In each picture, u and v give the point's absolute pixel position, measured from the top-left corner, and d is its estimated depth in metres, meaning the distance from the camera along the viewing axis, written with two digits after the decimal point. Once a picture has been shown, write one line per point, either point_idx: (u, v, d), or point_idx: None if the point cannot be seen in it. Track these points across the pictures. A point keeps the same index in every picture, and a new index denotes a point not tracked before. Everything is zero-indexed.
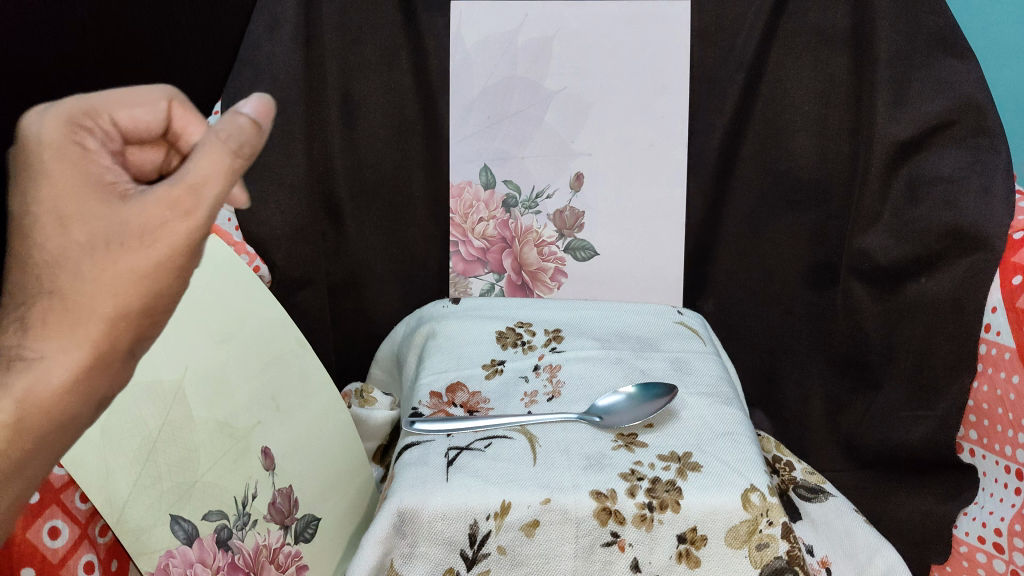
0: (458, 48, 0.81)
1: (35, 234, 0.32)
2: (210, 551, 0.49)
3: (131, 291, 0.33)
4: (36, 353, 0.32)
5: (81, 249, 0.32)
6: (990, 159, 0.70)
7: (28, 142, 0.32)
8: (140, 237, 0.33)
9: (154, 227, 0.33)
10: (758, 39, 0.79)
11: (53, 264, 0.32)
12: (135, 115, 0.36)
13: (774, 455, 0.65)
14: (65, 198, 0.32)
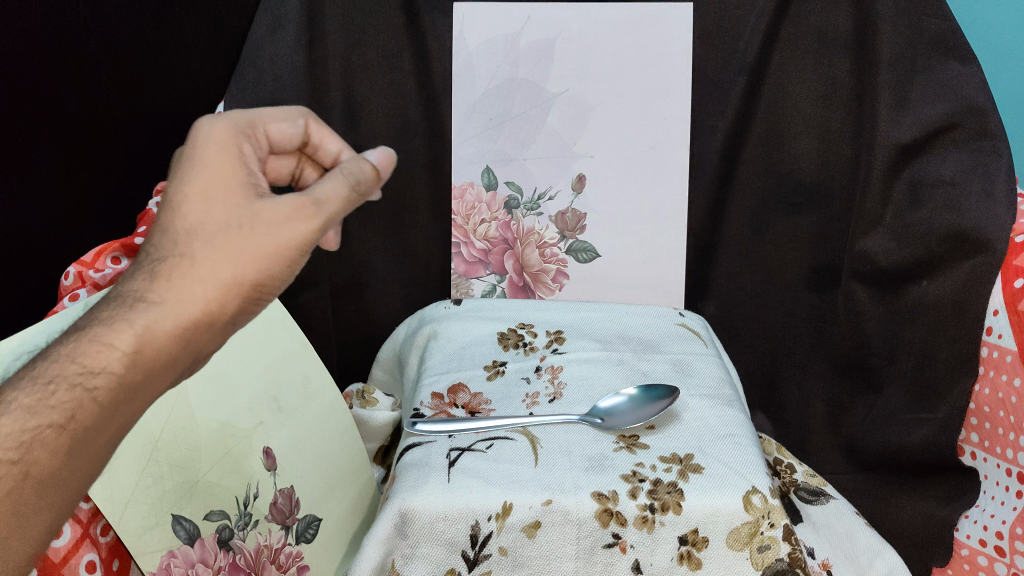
0: (461, 49, 0.81)
1: (182, 207, 0.35)
2: (211, 550, 0.49)
3: (250, 265, 0.35)
4: (156, 297, 0.33)
5: (218, 224, 0.35)
6: (991, 163, 0.69)
7: (199, 132, 0.37)
8: (269, 228, 0.35)
9: (281, 224, 0.36)
10: (761, 41, 0.80)
11: (190, 232, 0.34)
12: (282, 130, 0.41)
13: (776, 458, 0.66)
14: (216, 181, 0.35)
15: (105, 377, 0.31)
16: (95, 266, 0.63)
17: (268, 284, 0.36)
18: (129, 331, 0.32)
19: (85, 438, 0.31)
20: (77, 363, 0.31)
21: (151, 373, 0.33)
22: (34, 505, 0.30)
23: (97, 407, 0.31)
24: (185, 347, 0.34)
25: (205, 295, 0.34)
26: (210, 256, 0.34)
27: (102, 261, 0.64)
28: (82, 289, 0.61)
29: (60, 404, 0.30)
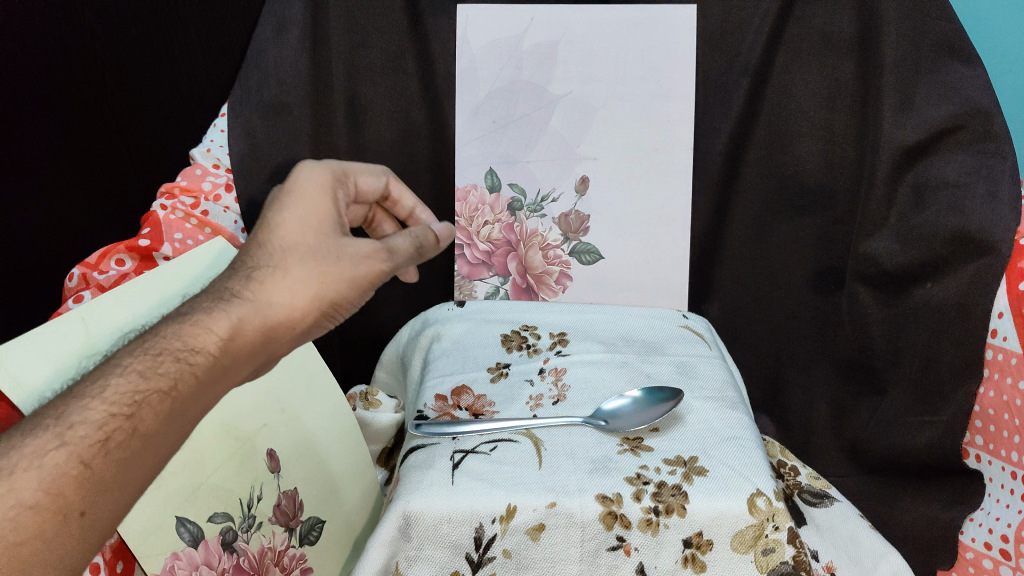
0: (465, 51, 0.81)
1: (280, 228, 0.43)
2: (215, 553, 0.49)
3: (328, 284, 0.43)
4: (250, 295, 0.40)
5: (309, 246, 0.43)
6: (996, 164, 0.69)
7: (303, 175, 0.46)
8: (350, 259, 0.44)
9: (361, 262, 0.44)
10: (764, 43, 0.80)
11: (286, 249, 0.42)
12: (367, 182, 0.53)
13: (780, 460, 0.65)
14: (312, 214, 0.44)
15: (205, 357, 0.38)
16: (99, 268, 0.66)
17: (341, 303, 0.44)
18: (228, 322, 0.39)
19: (185, 404, 0.37)
20: (185, 343, 0.37)
21: (240, 359, 0.40)
22: (137, 455, 0.34)
23: (196, 379, 0.37)
24: (267, 344, 0.41)
25: (294, 302, 0.42)
26: (301, 272, 0.42)
27: (107, 263, 0.66)
28: (86, 291, 0.64)
29: (165, 373, 0.36)
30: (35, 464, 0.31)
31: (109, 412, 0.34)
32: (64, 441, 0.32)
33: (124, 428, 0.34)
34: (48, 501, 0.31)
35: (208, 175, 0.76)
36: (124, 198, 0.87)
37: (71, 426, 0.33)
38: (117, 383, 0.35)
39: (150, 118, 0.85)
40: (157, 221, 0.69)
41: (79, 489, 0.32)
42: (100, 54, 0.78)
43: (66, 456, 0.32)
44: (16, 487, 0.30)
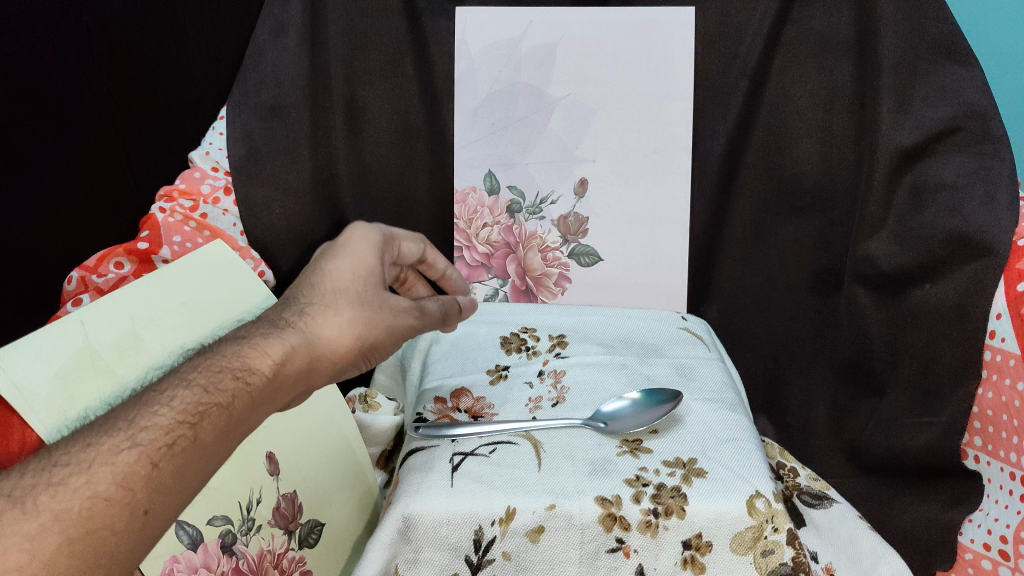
0: (464, 53, 0.82)
1: (333, 274, 0.49)
2: (214, 555, 0.49)
3: (370, 329, 0.49)
4: (300, 327, 0.45)
5: (357, 294, 0.49)
6: (993, 167, 0.70)
7: (355, 233, 0.53)
8: (391, 312, 0.51)
9: (396, 319, 0.51)
10: (763, 45, 0.80)
11: (336, 292, 0.48)
12: (408, 247, 0.58)
13: (779, 461, 0.65)
14: (361, 266, 0.51)
15: (259, 379, 0.41)
16: (98, 271, 0.68)
17: (377, 346, 0.50)
18: (281, 350, 0.43)
19: (238, 421, 0.40)
20: (243, 365, 0.41)
21: (285, 385, 0.43)
22: (194, 463, 0.37)
23: (249, 399, 0.40)
24: (308, 374, 0.45)
25: (341, 338, 0.47)
26: (349, 313, 0.48)
27: (105, 265, 0.68)
28: (84, 295, 0.66)
29: (225, 388, 0.40)
30: (107, 462, 0.34)
31: (175, 420, 0.37)
32: (135, 443, 0.35)
33: (185, 436, 0.37)
34: (120, 494, 0.33)
35: (207, 178, 0.76)
36: (124, 199, 0.87)
37: (141, 431, 0.35)
38: (183, 395, 0.38)
39: (147, 120, 0.84)
40: (156, 224, 0.70)
41: (145, 487, 0.34)
42: (96, 54, 0.79)
43: (135, 457, 0.34)
44: (92, 480, 0.33)
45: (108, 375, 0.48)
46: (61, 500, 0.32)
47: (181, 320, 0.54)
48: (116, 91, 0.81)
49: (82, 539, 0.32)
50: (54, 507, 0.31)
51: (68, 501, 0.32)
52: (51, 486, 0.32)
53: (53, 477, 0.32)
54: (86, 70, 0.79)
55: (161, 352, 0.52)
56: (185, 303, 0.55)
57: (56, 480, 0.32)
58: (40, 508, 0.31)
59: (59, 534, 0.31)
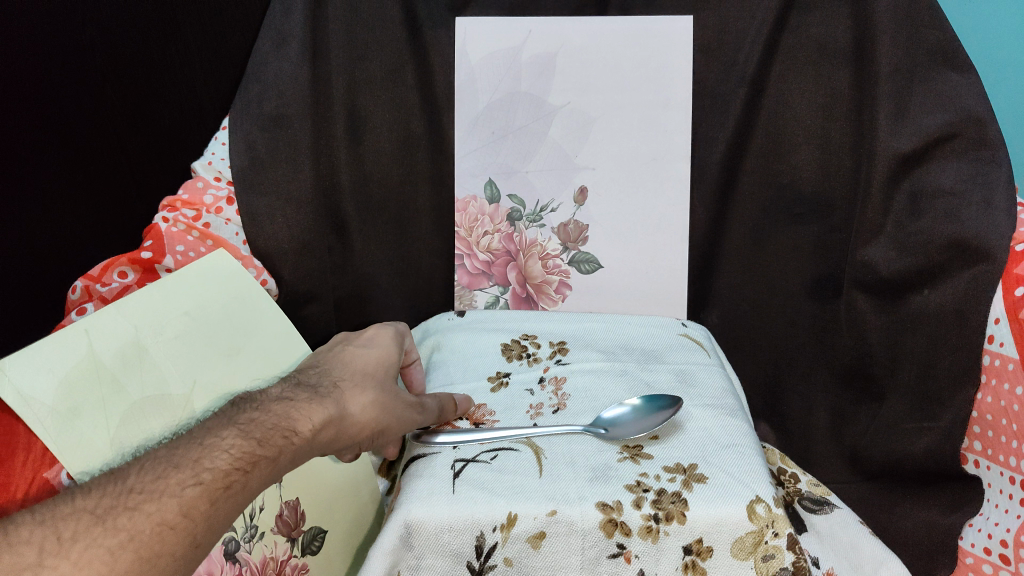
0: (464, 63, 0.83)
1: (362, 361, 0.54)
2: (218, 562, 0.51)
3: (386, 418, 0.52)
4: (337, 401, 0.49)
5: (379, 383, 0.53)
6: (990, 172, 0.70)
7: (380, 332, 0.58)
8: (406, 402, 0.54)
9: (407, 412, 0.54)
10: (760, 53, 0.80)
11: (364, 378, 0.53)
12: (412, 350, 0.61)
13: (780, 467, 0.65)
14: (383, 358, 0.56)
15: (301, 440, 0.45)
16: (102, 280, 0.69)
17: (387, 433, 0.53)
18: (323, 416, 0.47)
19: (275, 478, 0.44)
20: (291, 425, 0.45)
21: (315, 452, 0.47)
22: (238, 507, 0.41)
23: (289, 457, 0.44)
24: (329, 448, 0.48)
25: (365, 417, 0.50)
26: (376, 397, 0.52)
27: (109, 275, 0.69)
28: (89, 304, 0.67)
29: (273, 444, 0.43)
30: (175, 494, 0.38)
31: (231, 465, 0.41)
32: (198, 480, 0.39)
33: (237, 481, 0.41)
34: (182, 524, 0.38)
35: (210, 187, 0.77)
36: (124, 204, 0.88)
37: (205, 471, 0.40)
38: (241, 444, 0.42)
39: (151, 130, 0.86)
40: (160, 234, 0.71)
41: (201, 521, 0.39)
42: (97, 65, 0.80)
43: (198, 493, 0.39)
44: (160, 509, 0.37)
45: (110, 382, 0.49)
46: (135, 524, 0.37)
47: (184, 328, 0.55)
48: (117, 101, 0.83)
49: (148, 561, 0.36)
50: (129, 527, 0.36)
51: (141, 525, 0.37)
52: (127, 509, 0.37)
53: (130, 501, 0.37)
54: (87, 82, 0.80)
55: (162, 359, 0.52)
56: (188, 312, 0.56)
57: (131, 504, 0.37)
58: (118, 527, 0.36)
59: (131, 553, 0.36)
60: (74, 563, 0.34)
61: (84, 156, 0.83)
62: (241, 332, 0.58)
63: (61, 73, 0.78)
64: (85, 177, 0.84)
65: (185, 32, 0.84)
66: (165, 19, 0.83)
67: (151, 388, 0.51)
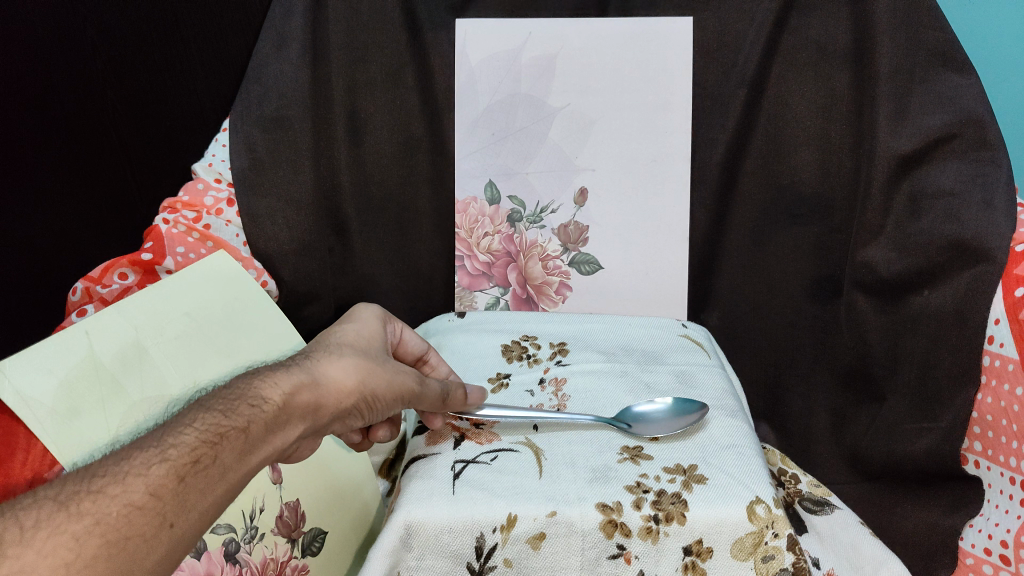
0: (464, 65, 0.83)
1: (339, 336, 0.53)
2: (218, 563, 0.51)
3: (369, 381, 0.51)
4: (310, 369, 0.48)
5: (358, 351, 0.53)
6: (990, 173, 0.70)
7: (361, 313, 0.58)
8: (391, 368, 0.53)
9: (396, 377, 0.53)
10: (761, 54, 0.80)
11: (341, 348, 0.52)
12: (409, 336, 0.61)
13: (780, 468, 0.66)
14: (364, 334, 0.55)
15: (272, 406, 0.43)
16: (102, 282, 0.69)
17: (377, 395, 0.52)
18: (292, 382, 0.45)
19: (252, 449, 0.42)
20: (256, 393, 0.43)
21: (296, 418, 0.45)
22: (215, 482, 0.39)
23: (263, 425, 0.42)
24: (314, 414, 0.47)
25: (343, 380, 0.49)
26: (351, 360, 0.50)
27: (109, 277, 0.69)
28: (89, 306, 0.68)
29: (242, 415, 0.42)
30: (141, 473, 0.36)
31: (199, 439, 0.39)
32: (164, 457, 0.38)
33: (207, 455, 0.39)
34: (151, 503, 0.36)
35: (211, 189, 0.77)
36: (126, 203, 0.90)
37: (170, 447, 0.38)
38: (205, 417, 0.40)
39: (153, 131, 0.87)
40: (160, 236, 0.71)
41: (173, 499, 0.37)
42: (99, 65, 0.81)
43: (165, 469, 0.37)
44: (127, 489, 0.36)
45: (109, 383, 0.49)
46: (101, 507, 0.35)
47: (183, 329, 0.55)
48: (119, 101, 0.84)
49: (118, 544, 0.34)
50: (94, 511, 0.34)
51: (107, 508, 0.35)
52: (91, 492, 0.35)
53: (92, 486, 0.35)
54: (88, 82, 0.81)
55: (162, 360, 0.52)
56: (188, 313, 0.56)
57: (94, 489, 0.35)
58: (83, 511, 0.34)
59: (98, 538, 0.34)
60: (39, 551, 0.32)
61: (85, 153, 0.84)
62: (241, 332, 0.59)
63: (60, 73, 0.80)
64: (85, 176, 0.85)
65: (187, 35, 0.84)
66: (167, 22, 0.83)
67: (150, 388, 0.51)
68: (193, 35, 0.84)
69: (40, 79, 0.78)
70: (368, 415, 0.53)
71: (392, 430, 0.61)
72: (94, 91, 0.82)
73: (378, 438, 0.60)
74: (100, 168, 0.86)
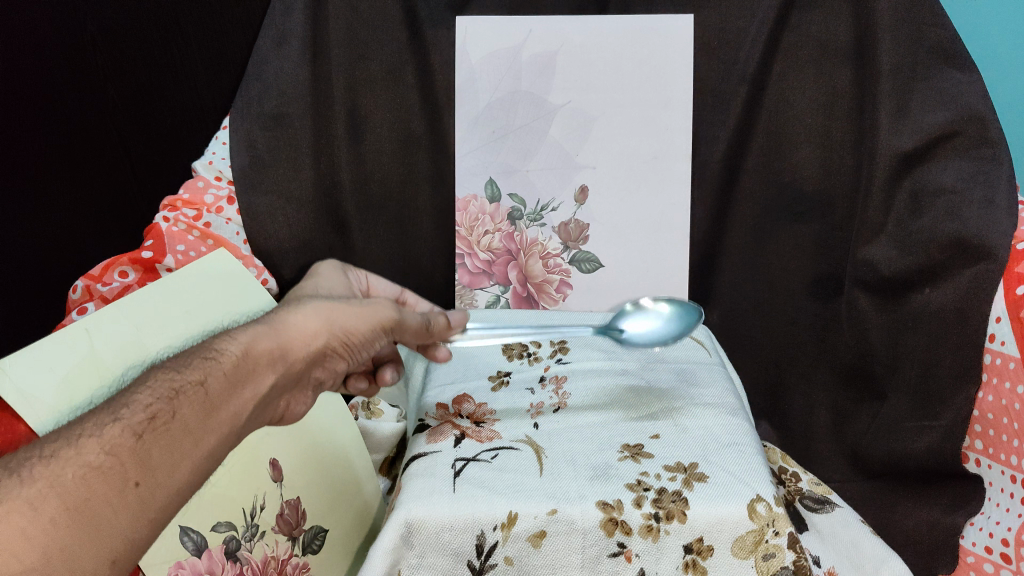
0: (464, 62, 0.83)
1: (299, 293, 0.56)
2: (218, 561, 0.51)
3: (336, 313, 0.50)
4: (266, 318, 0.48)
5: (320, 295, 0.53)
6: (992, 170, 0.70)
7: (319, 273, 0.61)
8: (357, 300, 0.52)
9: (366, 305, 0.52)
10: (762, 51, 0.80)
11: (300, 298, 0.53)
12: (380, 286, 0.66)
13: (781, 466, 0.66)
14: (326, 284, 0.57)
15: (229, 357, 0.43)
16: (103, 280, 0.68)
17: (351, 329, 0.51)
18: (247, 332, 0.45)
19: (216, 400, 0.42)
20: (211, 348, 0.44)
21: (262, 366, 0.45)
22: (179, 438, 0.39)
23: (222, 374, 0.42)
24: (283, 358, 0.47)
25: (308, 321, 0.49)
26: (312, 303, 0.50)
27: (110, 274, 0.68)
28: (90, 303, 0.66)
29: (196, 369, 0.42)
30: (94, 434, 0.36)
31: (154, 397, 0.39)
32: (117, 418, 0.38)
33: (165, 412, 0.39)
34: (109, 462, 0.36)
35: (211, 187, 0.77)
36: (125, 200, 0.90)
37: (123, 407, 0.38)
38: (158, 377, 0.40)
39: (153, 128, 0.87)
40: (160, 233, 0.71)
41: (131, 458, 0.36)
42: (99, 62, 0.82)
43: (118, 429, 0.37)
44: (81, 451, 0.35)
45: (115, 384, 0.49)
46: (54, 470, 0.34)
47: (186, 329, 0.56)
48: (119, 98, 0.84)
49: (78, 507, 0.34)
50: (49, 474, 0.34)
51: (61, 470, 0.34)
52: (43, 457, 0.35)
53: (45, 451, 0.35)
54: (88, 79, 0.82)
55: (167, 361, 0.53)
56: (190, 313, 0.57)
57: (47, 453, 0.35)
58: (35, 476, 0.34)
59: (56, 500, 0.33)
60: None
61: (86, 149, 0.85)
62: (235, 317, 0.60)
63: (62, 70, 0.80)
64: (85, 173, 0.86)
65: (186, 29, 0.83)
66: (166, 20, 0.82)
67: None
68: (193, 30, 0.84)
69: (41, 75, 0.79)
70: (351, 353, 0.53)
71: (398, 368, 0.64)
72: (94, 88, 0.83)
73: (386, 380, 0.63)
74: (101, 165, 0.87)
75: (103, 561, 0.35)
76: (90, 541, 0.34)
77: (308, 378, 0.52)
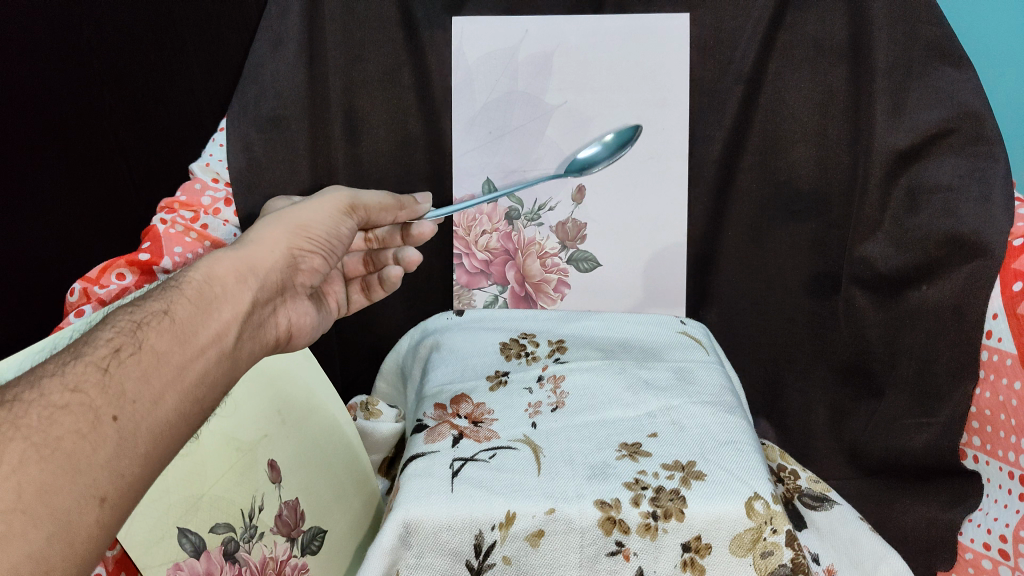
0: (461, 63, 0.83)
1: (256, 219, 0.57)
2: (217, 562, 0.51)
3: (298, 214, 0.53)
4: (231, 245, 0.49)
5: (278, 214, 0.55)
6: (988, 168, 0.69)
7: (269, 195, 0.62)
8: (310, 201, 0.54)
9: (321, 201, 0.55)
10: (757, 49, 0.80)
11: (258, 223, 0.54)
12: None
13: (780, 464, 0.66)
14: None
15: (194, 281, 0.44)
16: (100, 282, 0.66)
17: (308, 224, 0.52)
18: (209, 256, 0.46)
19: (188, 322, 0.42)
20: (176, 278, 0.44)
21: (230, 282, 0.46)
22: (153, 367, 0.39)
23: (185, 299, 0.42)
24: (251, 270, 0.47)
25: (270, 230, 0.50)
26: (268, 216, 0.51)
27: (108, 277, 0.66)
28: (87, 306, 0.64)
29: (161, 301, 0.42)
30: (57, 375, 0.36)
31: (116, 332, 0.39)
32: (80, 357, 0.37)
33: (130, 345, 0.39)
34: (76, 401, 0.35)
35: (207, 189, 0.76)
36: (124, 205, 0.90)
37: (85, 346, 0.38)
38: (119, 317, 0.40)
39: (150, 133, 0.88)
40: (158, 235, 0.69)
41: (101, 395, 0.36)
42: (95, 66, 0.82)
43: (84, 366, 0.37)
44: (44, 393, 0.35)
45: None
46: (18, 413, 0.34)
47: None
48: (117, 101, 0.84)
49: (50, 446, 0.33)
50: (13, 416, 0.33)
51: (26, 412, 0.34)
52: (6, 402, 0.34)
53: (8, 396, 0.34)
54: (86, 83, 0.82)
55: None
56: None
57: (9, 397, 0.34)
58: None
59: (22, 441, 0.33)
60: None
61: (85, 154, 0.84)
62: None
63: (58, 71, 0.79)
64: (84, 178, 0.85)
65: (183, 35, 0.85)
66: (165, 24, 0.84)
67: None
68: (190, 33, 0.86)
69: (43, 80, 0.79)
70: (322, 249, 0.53)
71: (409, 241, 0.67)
72: (87, 88, 0.82)
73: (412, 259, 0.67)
74: (98, 171, 0.86)
75: (90, 498, 0.34)
76: (70, 481, 0.33)
77: (291, 287, 0.53)
